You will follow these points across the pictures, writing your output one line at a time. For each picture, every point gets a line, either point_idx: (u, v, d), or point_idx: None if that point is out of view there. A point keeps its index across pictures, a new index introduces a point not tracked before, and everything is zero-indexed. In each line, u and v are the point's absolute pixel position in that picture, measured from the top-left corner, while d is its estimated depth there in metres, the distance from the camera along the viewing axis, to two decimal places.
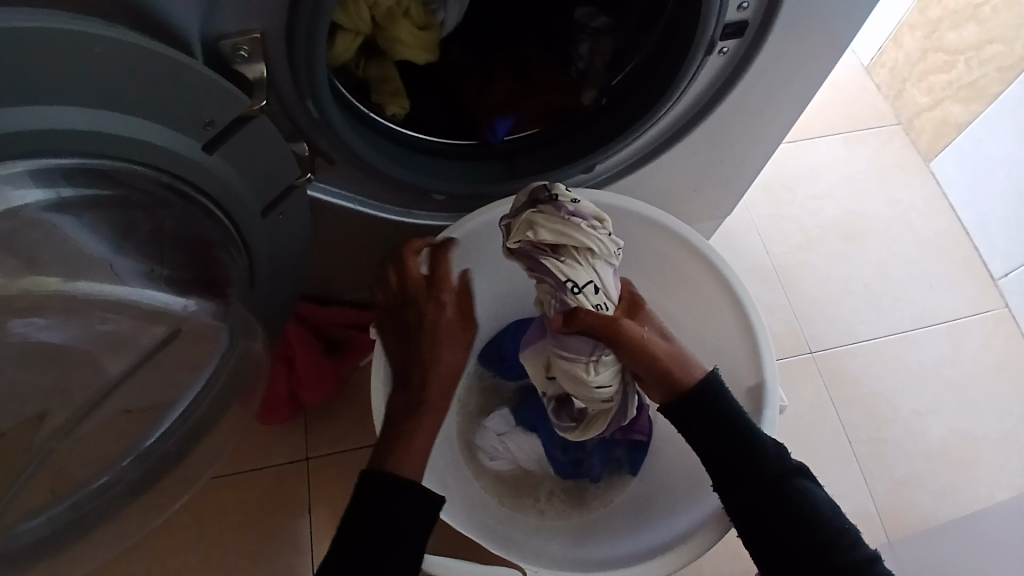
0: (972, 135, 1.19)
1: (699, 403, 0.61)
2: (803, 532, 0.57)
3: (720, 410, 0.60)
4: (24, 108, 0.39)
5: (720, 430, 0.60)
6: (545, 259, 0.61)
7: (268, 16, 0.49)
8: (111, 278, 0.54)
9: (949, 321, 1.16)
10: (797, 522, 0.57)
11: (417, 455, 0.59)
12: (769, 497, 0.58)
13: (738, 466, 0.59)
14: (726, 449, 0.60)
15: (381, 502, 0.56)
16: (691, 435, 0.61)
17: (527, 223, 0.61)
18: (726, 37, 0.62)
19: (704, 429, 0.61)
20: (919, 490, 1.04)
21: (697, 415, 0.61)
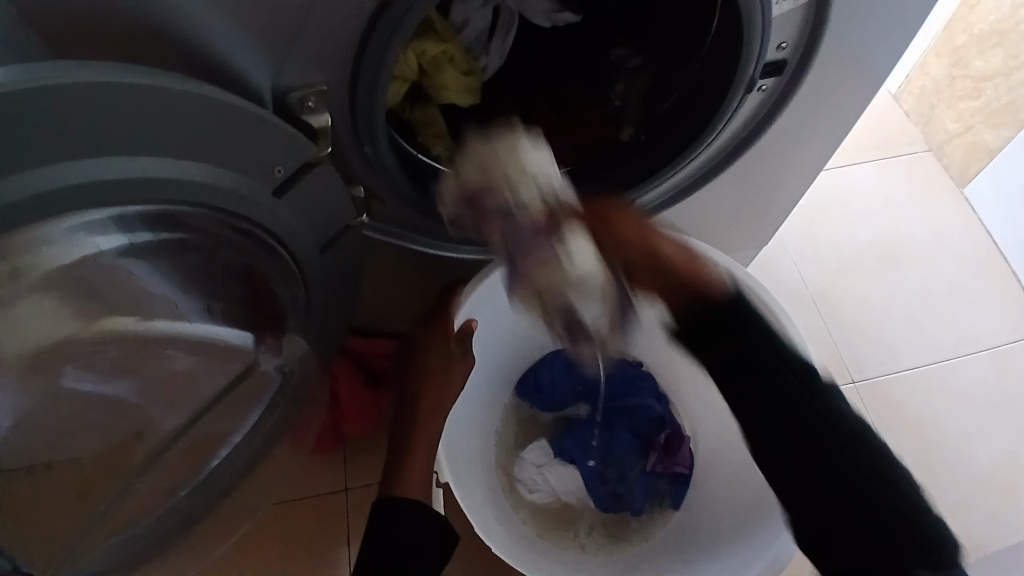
0: (1007, 158, 1.18)
1: (748, 354, 0.57)
2: (866, 515, 0.52)
3: (787, 385, 0.56)
4: (114, 159, 0.42)
5: (782, 404, 0.56)
6: (480, 197, 0.63)
7: (333, 68, 0.52)
8: (179, 316, 0.59)
9: (993, 346, 1.14)
10: (853, 445, 0.54)
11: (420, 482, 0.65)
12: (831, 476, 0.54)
13: (797, 441, 0.55)
14: (757, 328, 0.58)
15: (387, 524, 0.61)
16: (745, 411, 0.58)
17: (499, 183, 0.62)
18: (766, 75, 0.64)
19: (761, 410, 0.57)
20: (970, 521, 1.02)
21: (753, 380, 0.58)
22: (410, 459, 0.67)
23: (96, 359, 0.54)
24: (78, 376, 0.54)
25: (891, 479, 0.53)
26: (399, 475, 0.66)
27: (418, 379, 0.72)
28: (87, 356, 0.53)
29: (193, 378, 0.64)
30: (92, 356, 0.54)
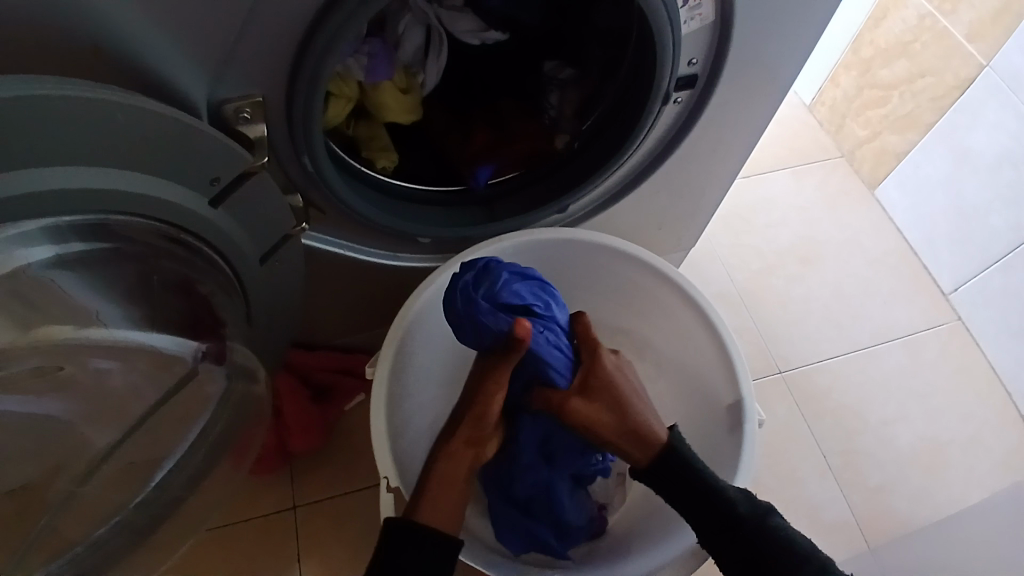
0: (911, 161, 1.28)
1: (670, 468, 0.63)
2: None
3: (681, 467, 0.62)
4: (55, 168, 0.43)
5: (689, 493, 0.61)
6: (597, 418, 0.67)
7: (269, 81, 0.54)
8: (97, 324, 0.55)
9: (906, 334, 1.23)
10: (788, 553, 0.56)
11: (445, 511, 0.59)
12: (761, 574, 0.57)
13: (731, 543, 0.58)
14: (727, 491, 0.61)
15: (391, 551, 0.55)
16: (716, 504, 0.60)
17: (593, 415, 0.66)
18: (679, 88, 0.70)
19: (674, 493, 0.63)
20: (895, 496, 1.08)
21: (669, 480, 0.63)
22: (440, 486, 0.61)
23: (26, 382, 0.53)
24: (18, 371, 0.51)
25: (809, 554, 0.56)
26: (429, 499, 0.59)
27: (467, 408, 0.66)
28: (15, 368, 0.51)
29: (128, 395, 0.62)
30: (13, 390, 0.52)
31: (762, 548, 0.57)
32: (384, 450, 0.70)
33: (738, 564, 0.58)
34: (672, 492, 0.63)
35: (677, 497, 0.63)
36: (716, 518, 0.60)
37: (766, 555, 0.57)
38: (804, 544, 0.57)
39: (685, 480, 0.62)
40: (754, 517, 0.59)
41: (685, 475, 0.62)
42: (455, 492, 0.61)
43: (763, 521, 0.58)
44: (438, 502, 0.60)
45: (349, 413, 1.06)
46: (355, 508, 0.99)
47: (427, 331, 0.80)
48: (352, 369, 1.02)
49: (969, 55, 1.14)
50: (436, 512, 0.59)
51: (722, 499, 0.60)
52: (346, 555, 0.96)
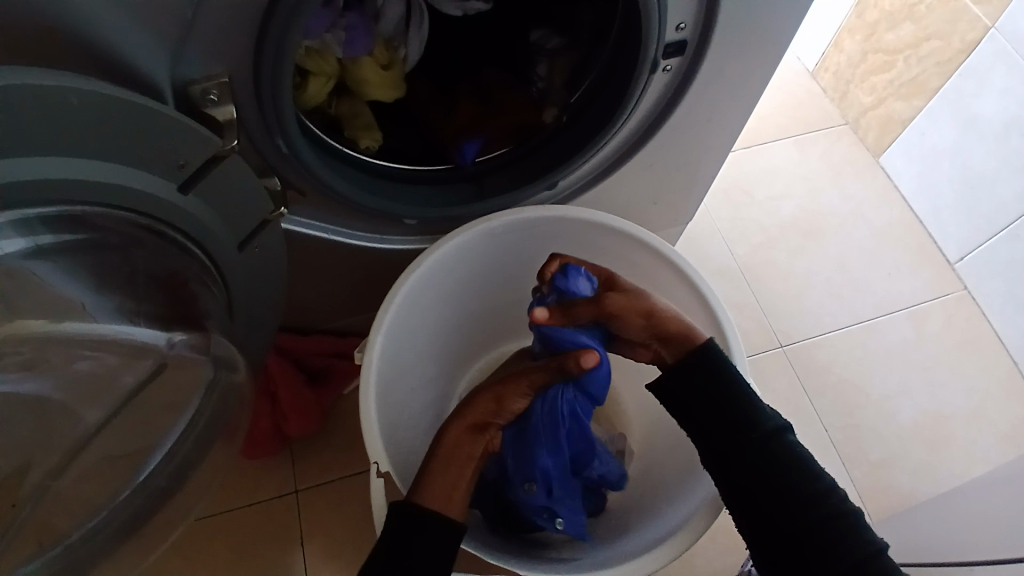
0: (917, 128, 1.24)
1: (694, 373, 0.64)
2: (800, 523, 0.57)
3: (714, 377, 0.63)
4: (10, 159, 0.41)
5: (716, 401, 0.62)
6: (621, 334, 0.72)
7: (235, 58, 0.52)
8: (80, 316, 0.55)
9: (910, 306, 1.21)
10: (801, 472, 0.58)
11: (453, 497, 0.59)
12: (771, 487, 0.58)
13: (747, 454, 0.60)
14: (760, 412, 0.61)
15: (401, 533, 0.56)
16: (743, 418, 0.61)
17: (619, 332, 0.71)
18: (668, 55, 0.67)
19: (697, 398, 0.63)
20: (898, 471, 1.07)
21: (693, 386, 0.64)
22: (450, 469, 0.60)
23: (9, 370, 0.52)
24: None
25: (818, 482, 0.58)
26: (434, 480, 0.59)
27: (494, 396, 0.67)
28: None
29: (112, 378, 0.61)
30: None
31: (780, 458, 0.59)
32: (376, 436, 0.68)
33: (748, 472, 0.59)
34: (683, 393, 0.64)
35: (697, 402, 0.63)
36: (739, 426, 0.61)
37: (781, 466, 0.58)
38: (813, 464, 0.59)
39: (710, 384, 0.63)
40: (776, 432, 0.60)
41: (715, 384, 0.63)
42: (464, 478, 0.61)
43: (782, 434, 0.60)
44: (434, 481, 0.60)
45: (347, 395, 1.05)
46: (354, 491, 0.99)
47: (412, 315, 0.79)
48: (347, 352, 1.01)
49: (975, 18, 1.10)
50: (442, 495, 0.59)
51: (755, 418, 0.61)
52: (346, 538, 0.96)
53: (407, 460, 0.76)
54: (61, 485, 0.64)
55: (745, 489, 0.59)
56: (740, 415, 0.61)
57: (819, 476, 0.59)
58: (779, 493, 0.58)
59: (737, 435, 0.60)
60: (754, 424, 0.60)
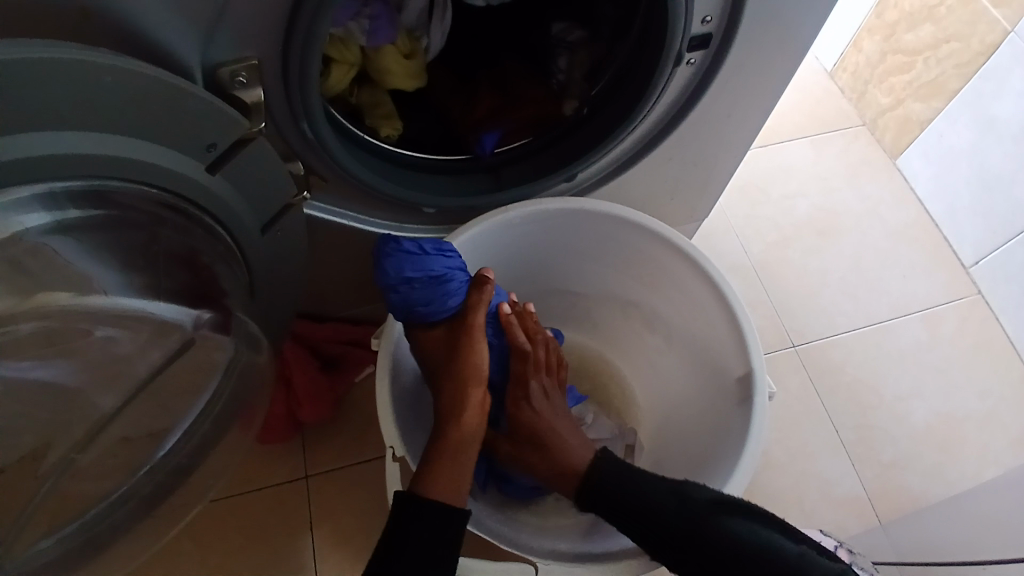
0: (935, 130, 1.23)
1: (602, 483, 0.67)
2: None
3: (613, 485, 0.66)
4: (41, 133, 0.42)
5: (629, 509, 0.65)
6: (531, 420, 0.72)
7: (264, 42, 0.52)
8: (99, 293, 0.55)
9: (925, 309, 1.20)
10: (734, 540, 0.59)
11: (456, 483, 0.62)
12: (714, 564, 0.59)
13: (678, 548, 0.61)
14: (670, 502, 0.63)
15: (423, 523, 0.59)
16: (656, 513, 0.63)
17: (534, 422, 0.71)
18: (692, 49, 0.67)
19: (617, 513, 0.65)
20: (908, 473, 1.07)
21: (606, 505, 0.66)
22: (449, 462, 0.63)
23: (30, 348, 0.53)
24: (24, 335, 0.52)
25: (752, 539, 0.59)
26: (434, 471, 0.62)
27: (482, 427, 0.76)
28: (12, 333, 0.50)
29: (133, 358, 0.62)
30: (16, 354, 0.52)
31: (709, 542, 0.60)
32: (391, 421, 0.69)
33: (691, 563, 0.60)
34: (604, 503, 0.66)
35: (618, 516, 0.65)
36: (662, 526, 0.62)
37: (715, 549, 0.59)
38: (747, 533, 0.60)
39: (622, 493, 0.65)
40: (698, 513, 0.62)
41: (624, 492, 0.65)
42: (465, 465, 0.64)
43: (705, 513, 0.62)
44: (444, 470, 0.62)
45: (359, 384, 1.06)
46: (364, 479, 1.00)
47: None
48: (361, 341, 1.02)
49: (995, 21, 1.09)
50: (449, 484, 0.62)
51: (671, 510, 0.63)
52: (356, 525, 0.97)
53: (423, 446, 0.77)
54: (81, 460, 0.64)
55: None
56: (654, 513, 0.63)
57: (761, 541, 0.59)
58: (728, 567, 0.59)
59: (663, 530, 0.62)
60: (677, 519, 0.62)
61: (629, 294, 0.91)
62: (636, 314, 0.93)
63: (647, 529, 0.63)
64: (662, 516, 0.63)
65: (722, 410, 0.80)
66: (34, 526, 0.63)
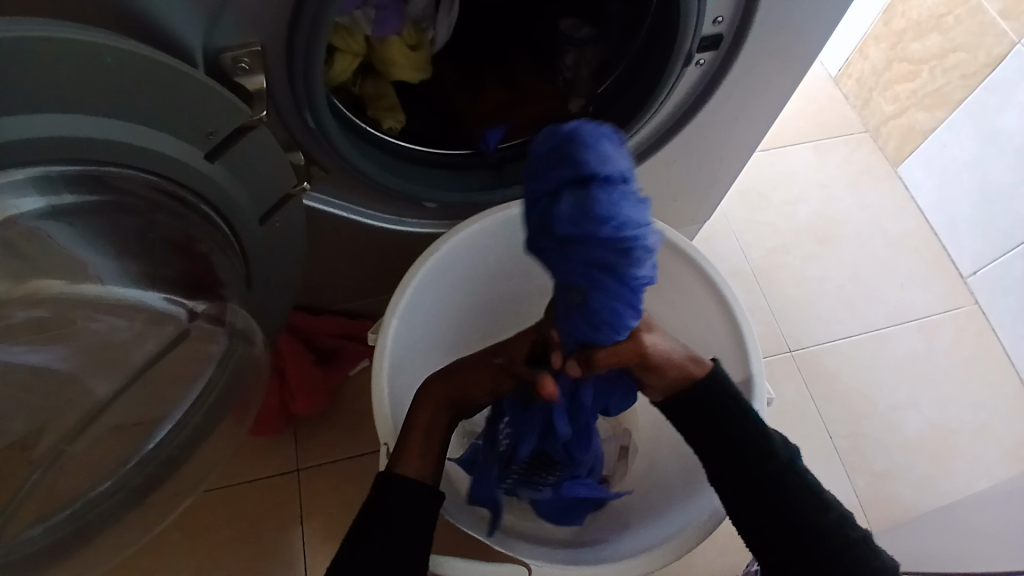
0: (938, 140, 1.23)
1: (707, 396, 0.62)
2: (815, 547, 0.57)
3: (724, 398, 0.62)
4: (36, 116, 0.41)
5: (729, 423, 0.61)
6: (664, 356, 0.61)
7: (268, 28, 0.51)
8: (93, 281, 0.54)
9: (922, 318, 1.20)
10: (811, 500, 0.58)
11: (426, 459, 0.61)
12: (785, 510, 0.58)
13: (758, 479, 0.59)
14: (771, 440, 0.60)
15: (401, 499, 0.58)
16: (752, 442, 0.60)
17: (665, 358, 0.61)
18: (703, 49, 0.66)
19: (703, 429, 0.62)
20: (900, 482, 1.07)
21: (705, 408, 0.62)
22: (421, 433, 0.62)
23: (22, 333, 0.51)
24: (18, 321, 0.50)
25: (826, 504, 0.58)
26: (404, 443, 0.61)
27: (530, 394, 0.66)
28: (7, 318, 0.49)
29: (126, 348, 0.61)
30: (10, 339, 0.51)
31: (792, 486, 0.58)
32: (386, 418, 0.68)
33: (763, 500, 0.58)
34: (698, 413, 0.62)
35: (703, 431, 0.62)
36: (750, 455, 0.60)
37: (792, 494, 0.58)
38: (824, 490, 0.59)
39: (724, 411, 0.61)
40: (789, 461, 0.60)
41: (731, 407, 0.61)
42: (439, 443, 0.63)
43: (794, 460, 0.60)
44: (417, 444, 0.61)
45: (354, 377, 1.05)
46: (357, 473, 0.99)
47: (427, 303, 0.78)
48: (357, 334, 1.01)
49: (1002, 34, 1.09)
50: (419, 460, 0.61)
51: (767, 447, 0.60)
52: (347, 520, 0.96)
53: None
54: (71, 450, 0.63)
55: (759, 518, 0.59)
56: (753, 442, 0.60)
57: (833, 505, 0.59)
58: (797, 520, 0.57)
59: (752, 459, 0.59)
60: (767, 456, 0.59)
61: None
62: None
63: (733, 450, 0.60)
64: (756, 448, 0.59)
65: None
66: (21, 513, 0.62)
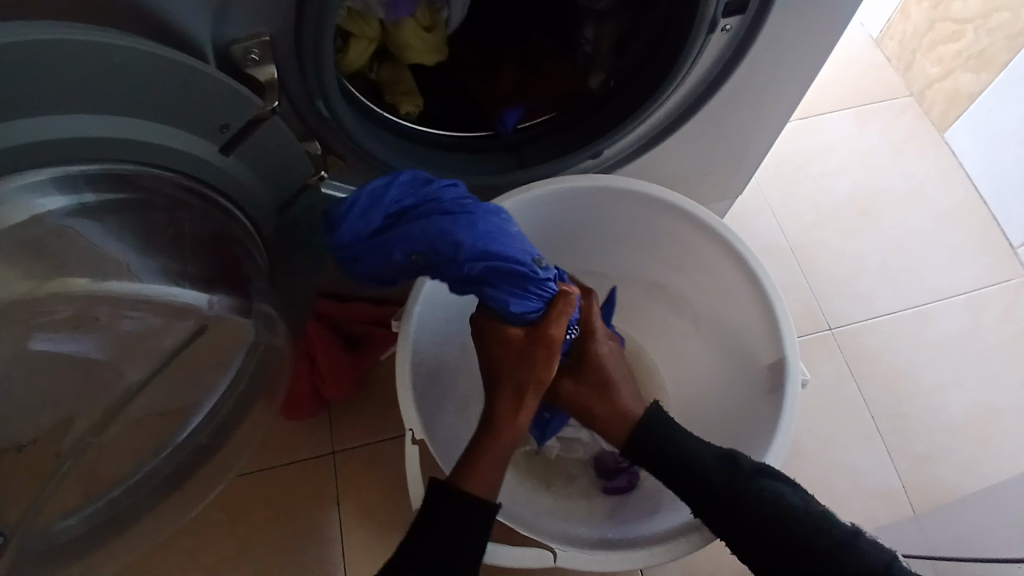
0: (985, 104, 1.16)
1: (647, 450, 0.63)
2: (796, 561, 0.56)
3: (660, 445, 0.63)
4: (53, 116, 0.42)
5: (671, 467, 0.62)
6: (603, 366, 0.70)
7: (275, 18, 0.50)
8: (129, 277, 0.56)
9: (969, 293, 1.14)
10: (773, 515, 0.57)
11: (489, 475, 0.60)
12: (752, 531, 0.58)
13: (718, 510, 0.59)
14: (716, 471, 0.60)
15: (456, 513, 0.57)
16: (695, 472, 0.60)
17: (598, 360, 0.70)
18: (728, 14, 0.63)
19: (660, 474, 0.63)
20: (944, 463, 1.03)
21: (648, 457, 0.63)
22: (485, 447, 0.61)
23: (56, 329, 0.53)
24: (51, 315, 0.52)
25: (794, 511, 0.57)
26: (472, 461, 0.60)
27: (517, 363, 0.63)
28: (34, 313, 0.51)
29: (154, 339, 0.62)
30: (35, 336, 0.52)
31: (753, 515, 0.58)
32: (410, 406, 0.68)
33: (731, 528, 0.59)
34: (653, 469, 0.63)
35: (659, 477, 0.63)
36: (704, 494, 0.60)
37: (758, 522, 0.57)
38: (793, 505, 0.57)
39: (668, 457, 0.62)
40: (742, 480, 0.59)
41: (666, 451, 0.62)
42: (501, 463, 0.61)
43: (753, 480, 0.59)
44: (485, 467, 0.60)
45: (385, 361, 1.06)
46: (389, 456, 1.01)
47: (451, 288, 0.78)
48: (386, 320, 1.02)
49: None
50: (486, 475, 0.59)
51: (714, 475, 0.60)
52: (381, 502, 0.98)
53: (442, 428, 0.76)
54: (109, 437, 0.66)
55: (740, 547, 0.59)
56: (698, 475, 0.60)
57: (805, 516, 0.57)
58: (772, 538, 0.57)
59: (704, 492, 0.60)
60: (715, 488, 0.59)
61: (656, 276, 0.89)
62: (663, 298, 0.90)
63: (690, 489, 0.61)
64: (704, 479, 0.60)
65: (750, 398, 0.78)
66: (61, 498, 0.65)
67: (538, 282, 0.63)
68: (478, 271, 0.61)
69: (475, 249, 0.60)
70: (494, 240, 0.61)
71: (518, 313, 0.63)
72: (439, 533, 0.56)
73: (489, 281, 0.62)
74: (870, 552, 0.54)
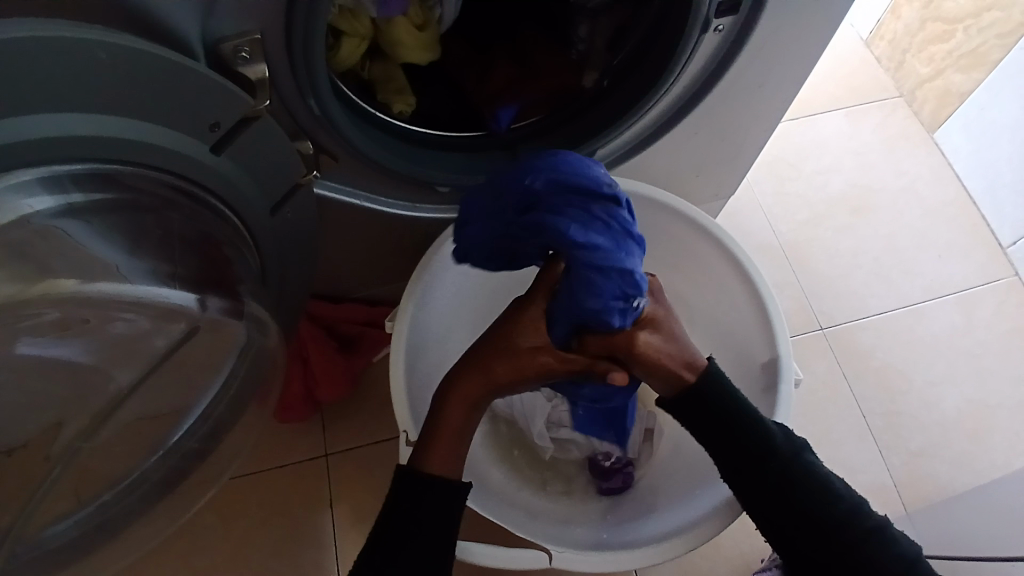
0: (975, 103, 1.17)
1: (707, 401, 0.59)
2: (833, 540, 0.55)
3: (725, 404, 0.59)
4: (36, 115, 0.41)
5: (728, 426, 0.59)
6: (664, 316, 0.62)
7: (265, 15, 0.49)
8: (115, 278, 0.54)
9: (960, 291, 1.15)
10: (821, 493, 0.56)
11: (448, 457, 0.58)
12: (796, 505, 0.56)
13: (767, 476, 0.57)
14: (775, 438, 0.58)
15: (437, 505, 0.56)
16: (753, 436, 0.58)
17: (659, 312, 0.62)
18: (721, 14, 0.63)
19: (710, 429, 0.59)
20: (937, 460, 1.04)
21: (700, 409, 0.59)
22: (443, 427, 0.58)
23: (41, 333, 0.52)
24: (40, 319, 0.51)
25: (839, 493, 0.57)
26: (429, 439, 0.58)
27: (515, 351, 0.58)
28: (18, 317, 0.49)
29: (143, 342, 0.61)
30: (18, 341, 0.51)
31: (800, 486, 0.57)
32: (404, 407, 0.68)
33: (774, 497, 0.57)
34: (699, 421, 0.60)
35: (708, 433, 0.60)
36: (755, 458, 0.58)
37: (804, 496, 0.56)
38: (837, 484, 0.58)
39: (728, 415, 0.59)
40: (795, 453, 0.58)
41: (730, 407, 0.59)
42: (465, 439, 0.58)
43: (804, 456, 0.58)
44: (445, 444, 0.57)
45: (378, 362, 1.05)
46: (382, 457, 1.00)
47: (443, 288, 0.77)
48: (379, 320, 1.01)
49: None
50: (444, 458, 0.57)
51: (773, 442, 0.58)
52: (374, 504, 0.97)
53: None
54: (97, 441, 0.65)
55: (773, 518, 0.57)
56: (756, 439, 0.58)
57: (847, 499, 0.57)
58: (814, 514, 0.56)
59: (757, 457, 0.58)
60: (770, 454, 0.58)
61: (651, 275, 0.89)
62: None
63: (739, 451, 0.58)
64: (760, 443, 0.58)
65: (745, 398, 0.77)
66: (47, 505, 0.64)
67: (608, 208, 0.57)
68: (540, 181, 0.56)
69: (544, 162, 0.57)
70: (568, 161, 0.58)
71: (583, 239, 0.55)
72: (420, 537, 0.55)
73: (551, 201, 0.57)
74: (904, 543, 0.55)
